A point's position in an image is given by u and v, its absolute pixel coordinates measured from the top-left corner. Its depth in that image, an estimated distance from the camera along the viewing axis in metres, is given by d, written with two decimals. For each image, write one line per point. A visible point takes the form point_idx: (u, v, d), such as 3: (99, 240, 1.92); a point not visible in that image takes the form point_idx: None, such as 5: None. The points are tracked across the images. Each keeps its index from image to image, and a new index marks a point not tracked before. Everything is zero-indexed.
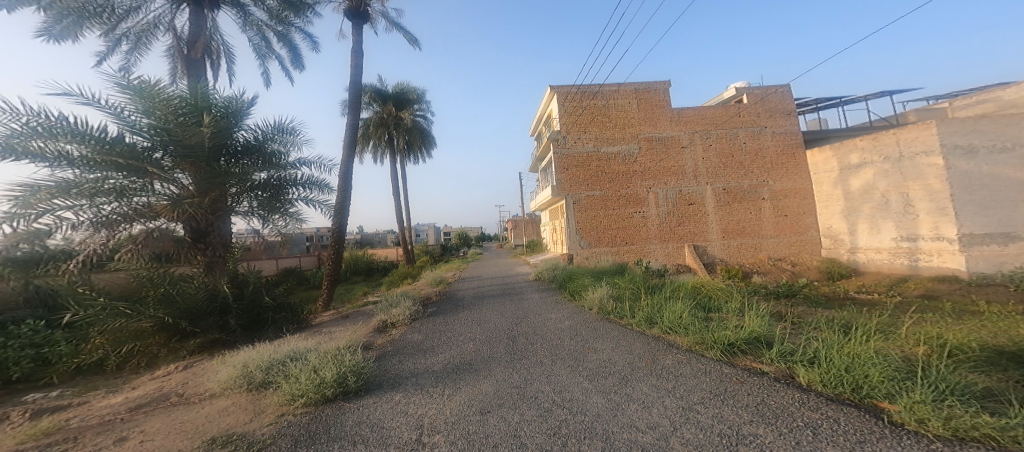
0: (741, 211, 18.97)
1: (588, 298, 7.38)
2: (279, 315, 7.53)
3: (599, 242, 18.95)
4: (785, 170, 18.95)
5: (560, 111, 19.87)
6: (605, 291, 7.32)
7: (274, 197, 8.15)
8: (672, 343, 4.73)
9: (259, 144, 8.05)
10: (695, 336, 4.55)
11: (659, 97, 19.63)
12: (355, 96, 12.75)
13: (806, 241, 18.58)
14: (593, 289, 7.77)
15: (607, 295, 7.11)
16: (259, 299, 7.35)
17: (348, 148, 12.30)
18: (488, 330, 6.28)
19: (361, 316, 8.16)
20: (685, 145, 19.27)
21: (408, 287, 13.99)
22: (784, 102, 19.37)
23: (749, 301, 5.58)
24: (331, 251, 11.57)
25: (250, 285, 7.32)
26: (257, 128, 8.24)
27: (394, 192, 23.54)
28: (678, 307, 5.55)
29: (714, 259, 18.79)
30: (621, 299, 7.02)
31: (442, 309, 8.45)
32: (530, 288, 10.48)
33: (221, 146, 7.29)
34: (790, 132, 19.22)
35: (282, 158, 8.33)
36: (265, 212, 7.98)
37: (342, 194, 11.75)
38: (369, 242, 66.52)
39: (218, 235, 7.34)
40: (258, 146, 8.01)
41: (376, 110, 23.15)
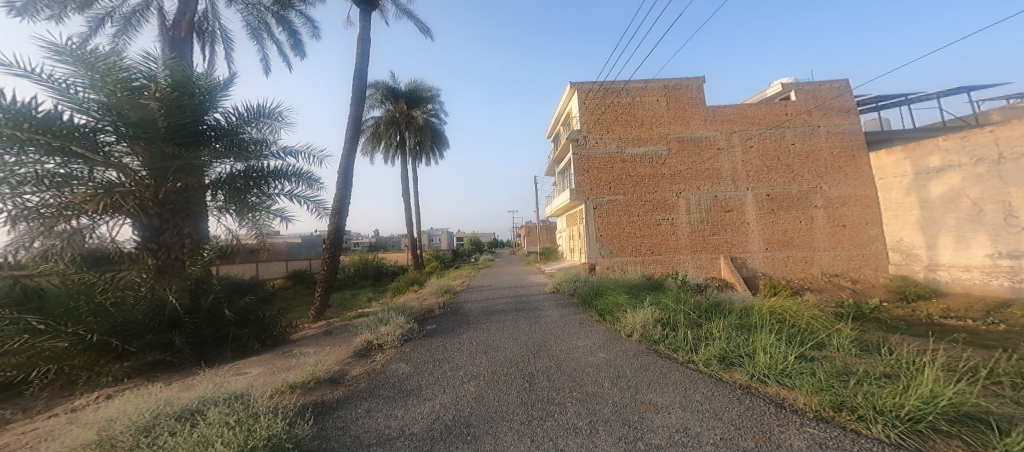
0: (788, 219, 16.83)
1: (625, 322, 5.65)
2: (241, 330, 6.07)
3: (624, 250, 17.17)
4: (841, 174, 16.75)
5: (580, 109, 18.37)
6: (646, 310, 5.62)
7: (247, 190, 6.74)
8: (782, 401, 2.93)
9: (234, 128, 6.60)
10: (820, 394, 2.78)
11: (693, 94, 17.80)
12: (358, 88, 11.49)
13: (868, 255, 16.20)
14: (630, 309, 6.09)
15: (651, 317, 5.38)
16: (216, 311, 5.92)
17: (351, 142, 10.93)
18: (494, 365, 4.67)
19: (345, 333, 6.70)
20: (722, 147, 17.36)
21: (412, 295, 12.61)
22: (836, 99, 17.29)
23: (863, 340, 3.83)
24: (327, 255, 10.24)
25: (209, 295, 5.96)
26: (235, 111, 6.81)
27: (405, 194, 22.40)
28: (768, 342, 3.77)
29: (755, 273, 16.67)
30: (668, 325, 5.28)
31: (443, 327, 6.90)
32: (551, 303, 8.84)
33: (184, 129, 5.86)
34: (847, 132, 17.05)
35: (261, 145, 6.84)
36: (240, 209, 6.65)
37: (342, 193, 10.46)
38: (383, 246, 66.23)
39: (179, 235, 6.00)
40: (233, 130, 6.57)
41: (387, 108, 22.24)
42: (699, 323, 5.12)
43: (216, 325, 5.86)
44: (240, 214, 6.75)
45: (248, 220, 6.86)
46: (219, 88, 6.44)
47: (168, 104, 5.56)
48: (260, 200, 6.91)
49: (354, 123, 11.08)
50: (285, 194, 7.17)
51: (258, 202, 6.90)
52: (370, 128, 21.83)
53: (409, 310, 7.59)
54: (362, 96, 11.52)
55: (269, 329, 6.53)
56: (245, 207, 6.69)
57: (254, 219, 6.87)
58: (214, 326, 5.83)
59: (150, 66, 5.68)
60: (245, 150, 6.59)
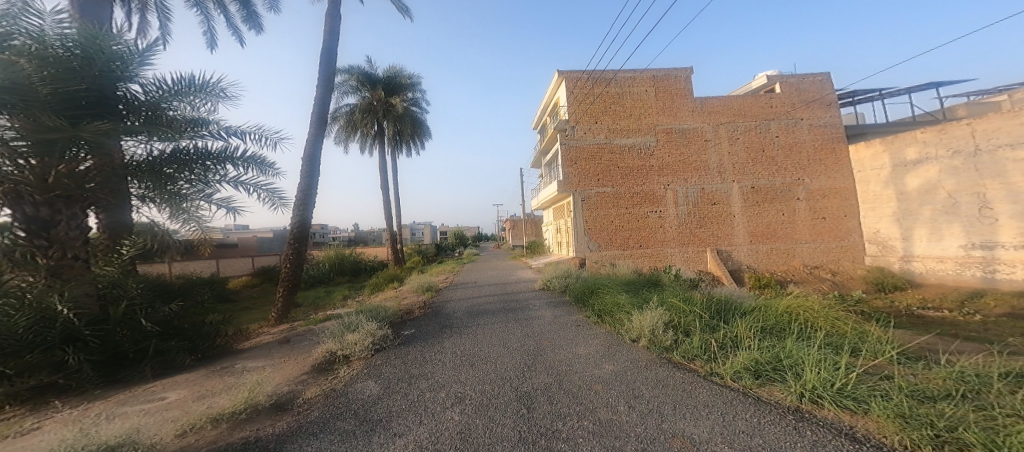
0: (772, 212, 16.87)
1: (631, 326, 5.02)
2: (166, 342, 5.17)
3: (611, 244, 16.75)
4: (822, 167, 16.90)
5: (568, 99, 17.70)
6: (654, 312, 5.00)
7: (172, 175, 5.59)
8: (863, 432, 2.24)
9: (158, 102, 5.46)
10: (895, 423, 2.20)
11: (680, 85, 17.43)
12: (325, 65, 10.23)
13: (847, 247, 16.47)
14: (634, 310, 5.47)
15: (659, 320, 4.75)
16: (130, 321, 4.94)
17: (318, 126, 9.73)
18: (482, 382, 3.93)
19: (305, 342, 5.76)
20: (709, 139, 17.12)
21: (390, 294, 11.67)
22: (820, 93, 17.37)
23: (896, 343, 3.37)
24: (290, 252, 9.10)
25: (121, 302, 4.93)
26: (160, 83, 5.60)
27: (382, 186, 21.14)
28: (808, 353, 3.16)
29: (740, 265, 16.66)
30: (680, 330, 4.66)
31: (422, 333, 6.08)
32: (542, 303, 8.16)
33: (80, 98, 4.62)
34: (829, 125, 17.19)
35: (188, 124, 5.72)
36: (167, 199, 5.56)
37: (307, 182, 9.30)
38: (361, 240, 63.98)
39: (75, 229, 4.93)
40: (156, 105, 5.42)
41: (363, 94, 20.82)
42: (716, 327, 4.52)
43: (131, 338, 4.88)
44: (164, 203, 5.60)
45: (180, 212, 5.76)
46: (137, 55, 5.23)
47: (54, 69, 4.38)
48: (190, 187, 5.77)
49: (320, 103, 9.87)
50: (226, 180, 6.10)
51: (187, 189, 5.76)
52: (344, 116, 20.35)
53: (383, 313, 6.72)
54: (331, 75, 10.31)
55: (201, 341, 5.63)
56: (166, 195, 5.53)
57: (186, 210, 5.76)
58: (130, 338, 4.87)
59: (35, 23, 4.51)
60: (170, 127, 5.47)
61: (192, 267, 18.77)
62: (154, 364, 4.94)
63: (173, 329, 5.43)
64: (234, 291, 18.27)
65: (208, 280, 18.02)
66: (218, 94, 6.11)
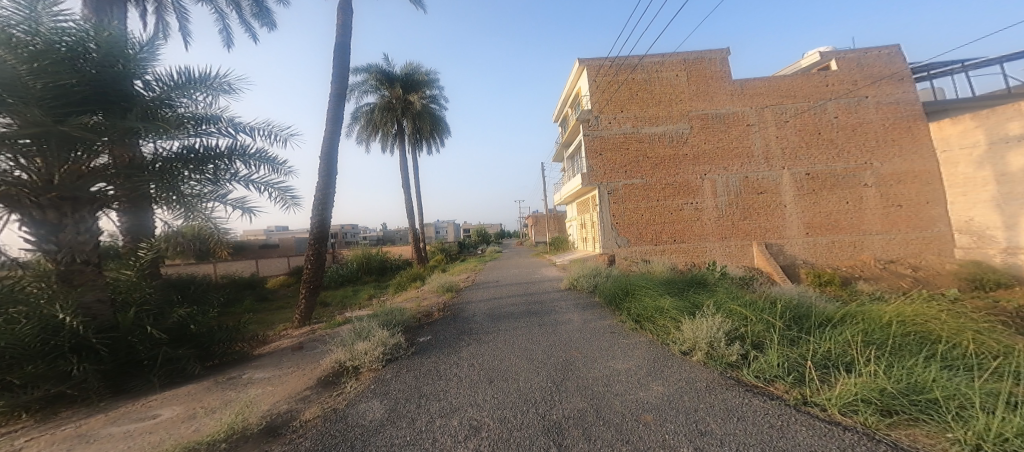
0: (832, 201, 14.94)
1: (684, 336, 4.06)
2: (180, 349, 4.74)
3: (643, 239, 15.54)
4: (894, 149, 14.78)
5: (590, 88, 16.61)
6: (711, 318, 4.02)
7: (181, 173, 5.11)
8: None
9: (161, 98, 5.17)
10: None
11: (717, 67, 15.88)
12: (338, 63, 9.93)
13: (929, 238, 14.30)
14: (684, 316, 4.53)
15: (719, 329, 3.78)
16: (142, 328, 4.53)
17: (333, 124, 9.44)
18: (504, 406, 3.23)
19: (313, 350, 5.33)
20: (752, 123, 15.46)
21: (413, 294, 11.31)
22: (885, 66, 15.21)
23: None
24: (311, 252, 8.87)
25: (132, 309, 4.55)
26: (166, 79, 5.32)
27: (405, 185, 21.05)
28: (976, 389, 2.16)
29: (794, 261, 14.92)
30: (748, 342, 3.68)
31: (438, 340, 5.52)
32: (568, 305, 7.39)
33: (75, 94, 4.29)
34: (899, 102, 14.99)
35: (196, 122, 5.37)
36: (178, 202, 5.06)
37: (325, 181, 9.05)
38: (390, 239, 65.50)
39: (85, 233, 4.56)
40: (158, 101, 5.13)
41: (383, 94, 20.79)
42: (798, 339, 3.53)
43: (144, 344, 4.45)
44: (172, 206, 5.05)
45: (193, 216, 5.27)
46: (141, 50, 5.00)
47: (44, 61, 4.02)
48: (200, 187, 5.28)
49: (335, 100, 9.60)
50: (238, 178, 5.74)
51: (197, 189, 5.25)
52: (365, 115, 20.46)
53: (388, 316, 6.18)
54: (344, 71, 10.02)
55: (212, 346, 5.26)
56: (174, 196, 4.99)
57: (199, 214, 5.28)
58: (142, 345, 4.43)
59: (24, 13, 4.15)
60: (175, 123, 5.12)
61: (231, 267, 19.65)
62: (164, 373, 4.51)
63: (190, 333, 5.05)
64: (270, 291, 18.83)
65: (245, 281, 18.68)
66: (224, 90, 5.84)
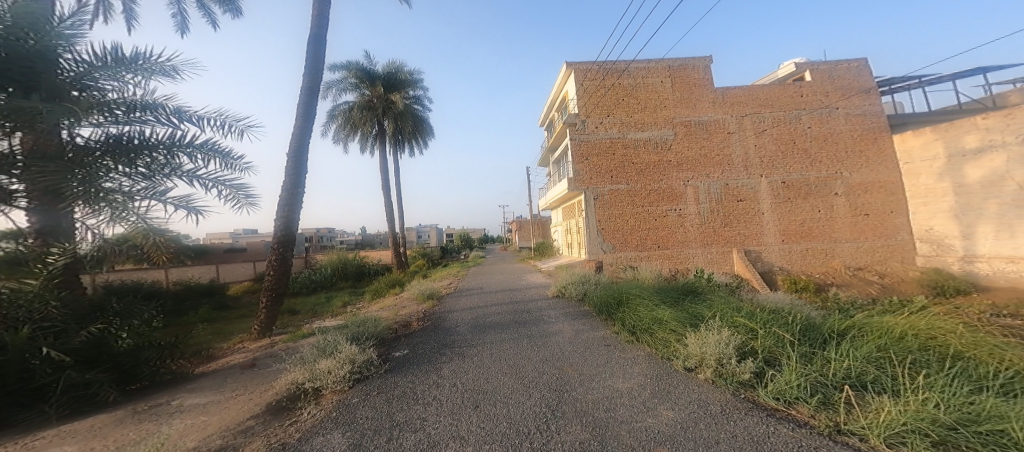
0: (806, 209, 15.39)
1: (689, 352, 3.72)
2: (94, 372, 3.93)
3: (627, 245, 15.46)
4: (862, 159, 15.41)
5: (577, 91, 16.52)
6: (718, 333, 3.70)
7: (107, 164, 4.30)
8: None
9: (80, 77, 4.41)
10: None
11: (699, 76, 16.13)
12: (312, 51, 8.92)
13: (893, 246, 14.94)
14: (687, 331, 4.20)
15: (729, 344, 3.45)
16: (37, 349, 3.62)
17: (304, 117, 8.49)
18: (493, 440, 2.74)
19: (269, 368, 4.66)
20: (733, 131, 15.76)
21: (390, 301, 10.63)
22: (855, 79, 15.92)
23: None
24: (274, 257, 8.04)
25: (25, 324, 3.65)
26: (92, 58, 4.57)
27: (384, 186, 20.20)
28: None
29: (771, 267, 15.22)
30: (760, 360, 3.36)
31: (417, 356, 4.98)
32: (558, 314, 7.00)
33: None
34: (867, 114, 15.68)
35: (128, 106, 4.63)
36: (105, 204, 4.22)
37: (293, 180, 8.21)
38: (367, 243, 63.47)
39: None
40: (78, 81, 4.38)
41: (362, 92, 19.97)
42: (815, 356, 3.23)
43: (44, 368, 3.60)
44: (85, 203, 4.06)
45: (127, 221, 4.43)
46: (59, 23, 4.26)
47: None
48: (130, 184, 4.44)
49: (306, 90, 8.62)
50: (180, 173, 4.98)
51: (124, 184, 4.38)
52: (343, 113, 19.51)
53: (360, 329, 5.55)
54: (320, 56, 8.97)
55: (133, 368, 4.45)
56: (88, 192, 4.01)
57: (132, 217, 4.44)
58: (42, 368, 3.59)
59: None
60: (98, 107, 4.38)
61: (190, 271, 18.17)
62: (67, 401, 3.70)
63: (111, 350, 4.24)
64: (233, 297, 17.50)
65: (205, 287, 17.28)
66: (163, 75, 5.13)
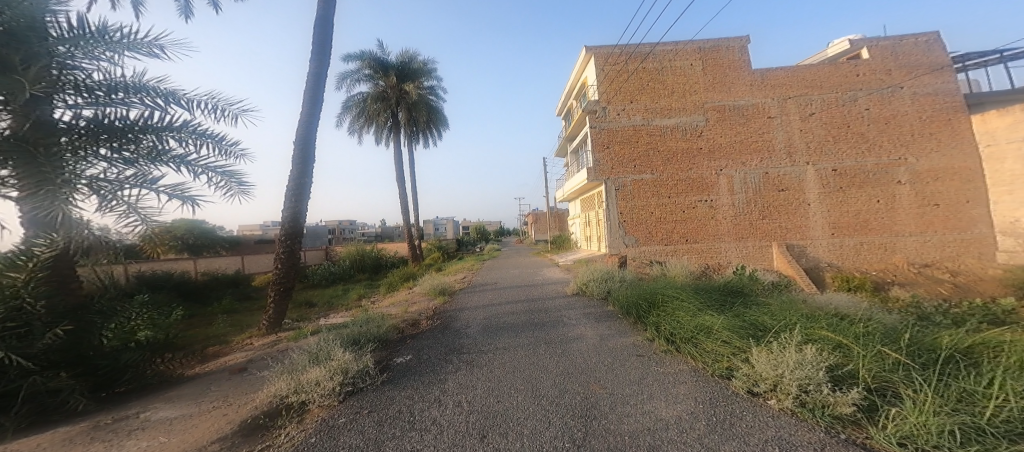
0: (861, 199, 13.81)
1: (759, 371, 2.88)
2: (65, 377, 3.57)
3: (652, 238, 14.41)
4: (932, 144, 13.66)
5: (597, 77, 15.41)
6: (797, 348, 2.84)
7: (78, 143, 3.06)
8: None
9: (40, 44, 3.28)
10: None
11: (735, 56, 14.67)
12: (318, 36, 8.28)
13: (968, 240, 13.19)
14: (748, 344, 3.35)
15: (818, 363, 2.60)
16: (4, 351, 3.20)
17: (311, 101, 8.04)
18: None
19: (253, 375, 4.16)
20: (774, 115, 14.29)
21: (404, 296, 10.21)
22: (922, 54, 14.05)
23: None
24: (280, 248, 7.66)
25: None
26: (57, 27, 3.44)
27: (399, 179, 19.87)
28: None
29: (818, 263, 13.79)
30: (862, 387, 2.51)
31: (419, 363, 4.39)
32: (579, 315, 6.24)
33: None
34: (938, 93, 13.82)
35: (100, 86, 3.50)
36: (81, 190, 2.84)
37: (300, 169, 7.78)
38: (390, 236, 64.41)
39: None
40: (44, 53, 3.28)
41: (376, 83, 19.61)
42: (948, 385, 2.38)
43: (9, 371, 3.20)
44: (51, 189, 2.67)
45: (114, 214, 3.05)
46: None
47: None
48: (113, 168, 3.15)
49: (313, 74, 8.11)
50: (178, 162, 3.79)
51: (104, 171, 3.12)
52: (357, 104, 19.23)
53: (356, 331, 5.00)
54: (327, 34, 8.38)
55: (111, 372, 4.08)
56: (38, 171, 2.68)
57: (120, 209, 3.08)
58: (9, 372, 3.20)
59: None
60: (73, 87, 3.30)
61: (216, 263, 18.50)
62: (32, 409, 3.32)
63: (90, 353, 3.86)
64: (255, 289, 17.68)
65: (229, 278, 17.57)
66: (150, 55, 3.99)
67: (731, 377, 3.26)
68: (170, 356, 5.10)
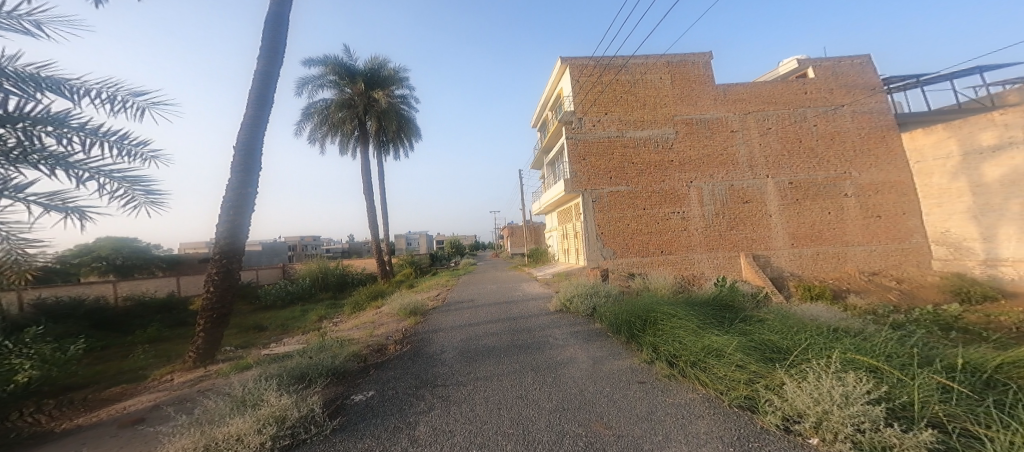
0: (815, 211, 14.60)
1: (796, 404, 2.45)
2: None
3: (629, 250, 14.33)
4: (872, 159, 14.78)
5: (573, 88, 15.52)
6: (837, 376, 2.46)
7: None
8: None
9: None
10: None
11: (698, 72, 15.23)
12: (270, 25, 7.26)
13: (908, 250, 14.25)
14: (772, 371, 2.95)
15: (869, 395, 2.21)
16: None
17: (258, 100, 7.04)
18: None
19: (151, 428, 3.20)
20: (736, 129, 14.88)
21: (368, 318, 9.19)
22: (859, 76, 15.32)
23: None
24: (214, 267, 6.53)
25: None
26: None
27: (365, 190, 18.67)
28: None
29: (782, 273, 14.31)
30: (925, 422, 2.13)
31: (382, 402, 3.62)
32: (565, 334, 5.69)
33: None
34: (874, 112, 15.07)
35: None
36: None
37: (242, 178, 6.73)
38: (353, 251, 61.23)
39: None
40: None
41: (342, 89, 18.45)
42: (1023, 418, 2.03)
43: None
44: None
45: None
46: None
47: None
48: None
49: (263, 68, 7.12)
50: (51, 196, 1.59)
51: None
52: (320, 111, 17.95)
53: (305, 364, 4.14)
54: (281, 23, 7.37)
55: None
56: None
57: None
58: None
59: None
60: None
61: (144, 285, 16.11)
62: None
63: None
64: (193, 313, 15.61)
65: (162, 301, 15.43)
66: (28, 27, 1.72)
67: (753, 408, 2.83)
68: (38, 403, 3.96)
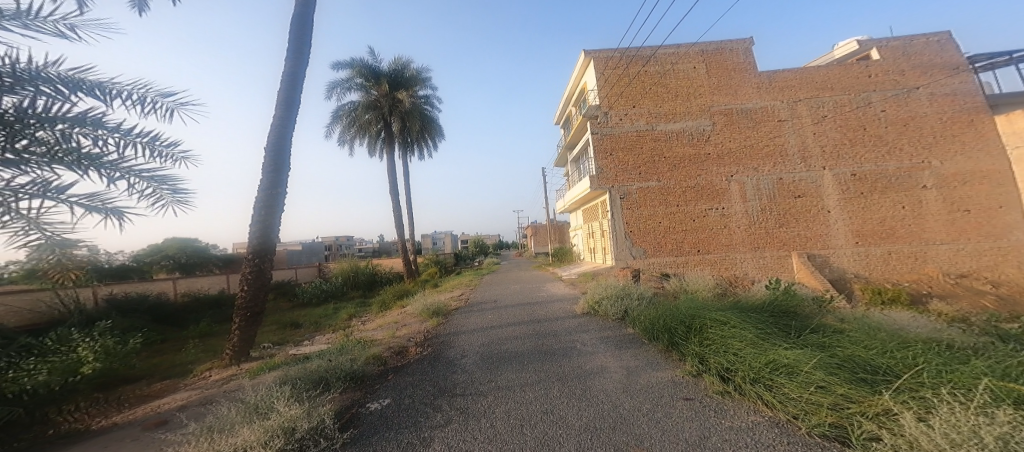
0: (885, 205, 12.94)
1: (917, 443, 1.90)
2: None
3: (661, 249, 13.43)
4: (956, 146, 12.91)
5: (596, 81, 14.68)
6: (979, 412, 1.87)
7: None
8: None
9: None
10: None
11: (739, 59, 14.03)
12: (296, 27, 7.33)
13: (1005, 249, 12.32)
14: (870, 396, 2.37)
15: None
16: None
17: (285, 101, 7.10)
18: None
19: (168, 432, 3.12)
20: (785, 118, 13.53)
21: (395, 317, 9.14)
22: (936, 55, 13.46)
23: None
24: (247, 266, 6.65)
25: None
26: None
27: (392, 191, 18.94)
28: None
29: (844, 274, 12.83)
30: None
31: (397, 411, 3.37)
32: (595, 340, 5.21)
33: None
34: (957, 94, 13.14)
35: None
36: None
37: (272, 178, 6.83)
38: (386, 252, 63.08)
39: None
40: None
41: (368, 92, 18.88)
42: None
43: None
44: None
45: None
46: None
47: None
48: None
49: (290, 69, 7.19)
50: (92, 200, 1.37)
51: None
52: (347, 114, 18.42)
53: (322, 368, 3.96)
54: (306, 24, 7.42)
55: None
56: None
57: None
58: None
59: None
60: None
61: (198, 283, 17.23)
62: None
63: None
64: None
65: (212, 298, 16.41)
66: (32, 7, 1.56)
67: (843, 440, 2.29)
68: (80, 398, 4.07)
